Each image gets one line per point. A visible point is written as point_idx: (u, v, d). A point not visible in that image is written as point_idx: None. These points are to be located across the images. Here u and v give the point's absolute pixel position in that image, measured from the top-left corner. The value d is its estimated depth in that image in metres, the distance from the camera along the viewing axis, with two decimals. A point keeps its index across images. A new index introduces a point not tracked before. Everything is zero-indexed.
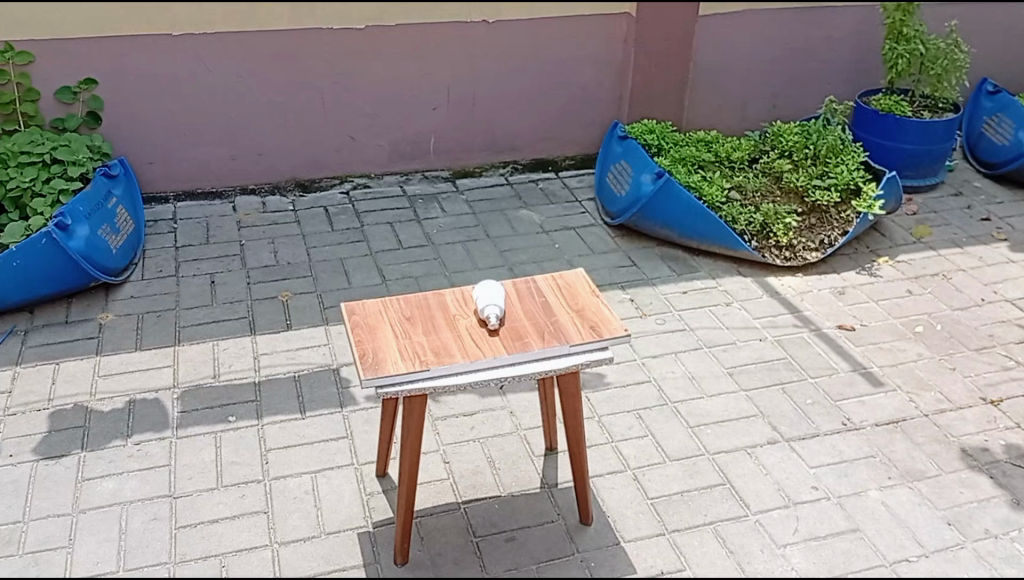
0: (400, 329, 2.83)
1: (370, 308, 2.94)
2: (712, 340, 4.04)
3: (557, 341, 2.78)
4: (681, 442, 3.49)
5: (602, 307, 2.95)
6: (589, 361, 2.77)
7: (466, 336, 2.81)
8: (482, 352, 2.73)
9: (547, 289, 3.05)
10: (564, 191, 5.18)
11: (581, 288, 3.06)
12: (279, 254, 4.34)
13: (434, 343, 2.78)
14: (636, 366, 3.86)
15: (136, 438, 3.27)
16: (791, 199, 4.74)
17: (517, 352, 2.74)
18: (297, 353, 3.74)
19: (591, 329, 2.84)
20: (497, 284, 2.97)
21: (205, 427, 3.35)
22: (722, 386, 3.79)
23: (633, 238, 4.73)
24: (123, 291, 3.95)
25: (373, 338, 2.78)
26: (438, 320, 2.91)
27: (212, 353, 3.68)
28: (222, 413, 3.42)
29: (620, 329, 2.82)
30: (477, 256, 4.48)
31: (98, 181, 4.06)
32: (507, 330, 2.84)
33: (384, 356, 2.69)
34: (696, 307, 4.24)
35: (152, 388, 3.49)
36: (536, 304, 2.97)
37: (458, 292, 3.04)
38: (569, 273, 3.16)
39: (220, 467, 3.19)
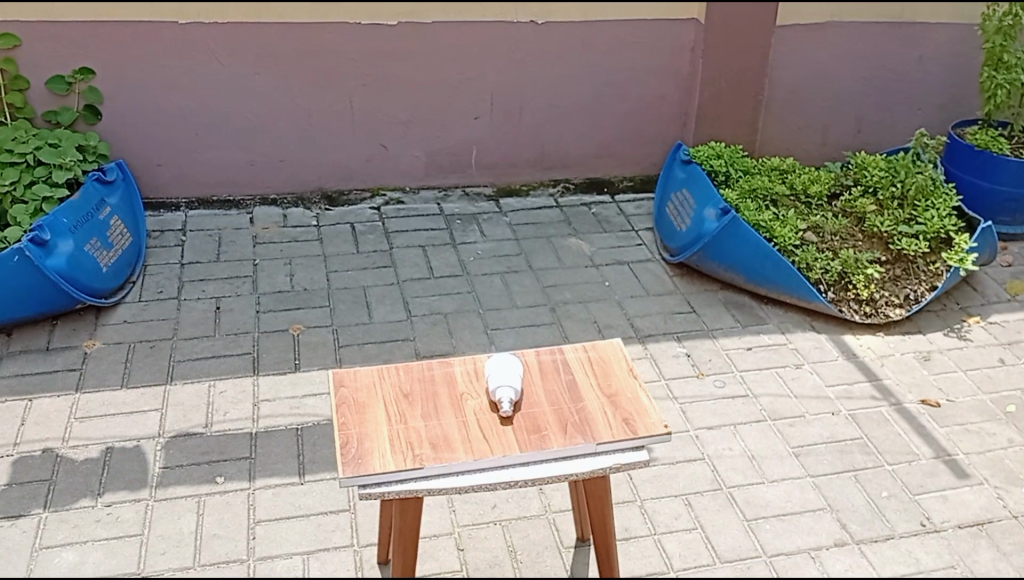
0: (394, 410, 2.30)
1: (362, 379, 2.40)
2: (778, 412, 3.51)
3: (581, 438, 2.22)
4: (734, 540, 2.96)
5: (639, 392, 2.37)
6: (620, 464, 2.21)
7: (473, 423, 2.26)
8: (489, 446, 2.19)
9: (575, 365, 2.48)
10: (620, 218, 4.66)
11: (617, 364, 2.48)
12: (296, 278, 3.94)
13: (434, 431, 2.24)
14: (687, 439, 3.35)
15: (108, 498, 2.87)
16: (875, 244, 4.16)
17: (532, 449, 2.19)
18: (302, 401, 3.29)
19: (622, 422, 2.27)
20: (514, 356, 2.41)
21: (187, 489, 2.92)
22: (786, 469, 3.25)
23: (693, 279, 4.22)
24: (117, 316, 3.63)
25: (360, 420, 2.25)
26: (442, 399, 2.36)
27: (206, 397, 3.28)
28: (209, 472, 2.98)
29: (660, 426, 2.25)
30: (515, 291, 4.01)
31: (88, 187, 3.79)
32: (523, 418, 2.28)
33: (370, 447, 2.17)
34: (760, 368, 3.72)
35: (133, 437, 3.09)
36: (561, 385, 2.40)
37: (470, 361, 2.49)
38: (603, 342, 2.58)
39: (198, 541, 2.76)
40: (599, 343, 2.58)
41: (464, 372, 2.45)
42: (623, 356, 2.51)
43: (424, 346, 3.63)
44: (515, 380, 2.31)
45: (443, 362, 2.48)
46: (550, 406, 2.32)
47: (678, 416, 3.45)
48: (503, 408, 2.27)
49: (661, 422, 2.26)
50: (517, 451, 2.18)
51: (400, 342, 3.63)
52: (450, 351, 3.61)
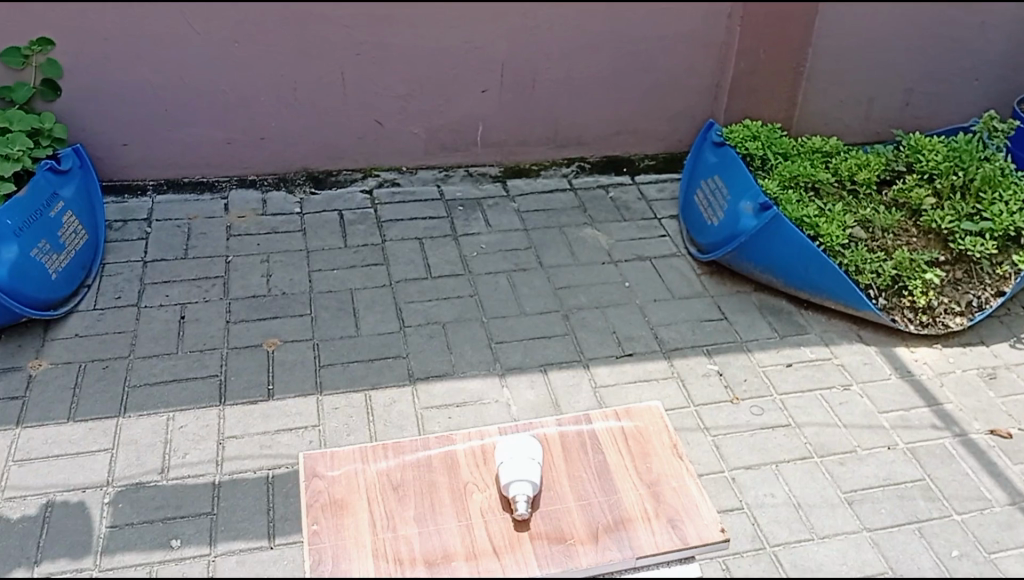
0: (380, 509, 1.95)
1: (342, 463, 2.05)
2: (825, 448, 3.05)
3: (615, 551, 1.86)
4: None
5: (684, 482, 2.01)
6: None
7: (480, 530, 1.91)
8: (499, 566, 1.84)
9: (606, 441, 2.09)
10: (640, 203, 4.18)
11: (657, 441, 2.09)
12: (272, 279, 3.64)
13: (429, 542, 1.88)
14: (724, 484, 2.90)
15: (45, 567, 2.67)
16: (931, 242, 3.65)
17: (555, 567, 1.84)
18: (275, 438, 3.06)
19: (665, 527, 1.91)
20: (532, 436, 2.02)
21: (136, 557, 2.72)
22: (839, 522, 2.80)
23: (724, 279, 3.74)
24: (68, 329, 3.40)
25: (336, 529, 1.91)
26: (443, 492, 1.99)
27: (164, 434, 3.08)
28: (163, 534, 2.78)
29: (717, 533, 1.91)
30: (523, 294, 3.57)
31: (41, 178, 3.42)
32: (543, 520, 1.93)
33: (348, 568, 1.83)
34: (803, 391, 3.25)
35: (76, 487, 2.91)
36: (589, 470, 2.02)
37: (475, 437, 2.11)
38: (639, 405, 2.19)
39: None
40: (633, 407, 2.18)
41: (465, 455, 2.07)
42: (664, 426, 2.12)
43: (420, 366, 3.25)
44: (533, 471, 1.93)
45: (440, 440, 2.11)
46: (576, 499, 1.96)
47: (712, 453, 3.00)
48: (519, 510, 1.89)
49: (718, 527, 1.91)
50: (536, 568, 1.84)
51: (392, 360, 3.27)
52: (448, 372, 3.22)
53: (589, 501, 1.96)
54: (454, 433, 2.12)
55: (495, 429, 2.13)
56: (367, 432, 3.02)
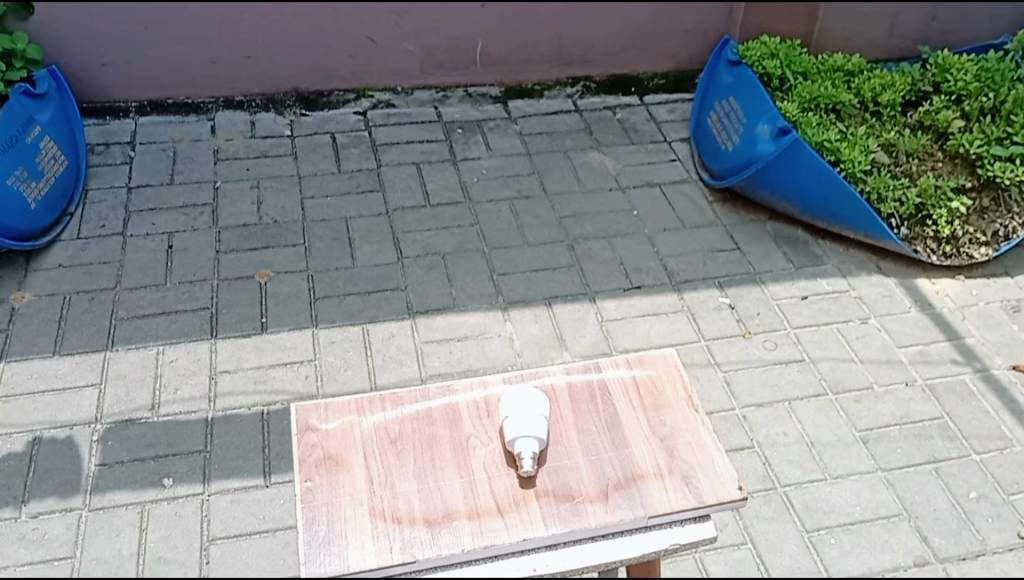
0: (377, 466, 1.84)
1: (336, 414, 1.93)
2: (840, 383, 2.92)
3: (627, 510, 1.77)
4: (794, 559, 2.44)
5: (699, 436, 1.91)
6: (679, 544, 1.77)
7: (483, 487, 1.81)
8: (504, 527, 1.74)
9: (617, 393, 1.99)
10: (649, 125, 3.99)
11: (671, 393, 2.00)
12: (264, 207, 3.49)
13: (430, 502, 1.78)
14: (735, 421, 2.78)
15: (33, 507, 2.60)
16: (958, 167, 3.48)
17: (562, 527, 1.74)
18: (267, 374, 2.94)
19: (680, 484, 1.81)
20: (538, 388, 1.92)
21: (126, 496, 2.64)
22: (853, 462, 2.69)
23: (737, 207, 3.58)
24: (51, 260, 3.25)
25: (331, 487, 1.80)
26: (443, 447, 1.89)
27: (153, 369, 2.97)
28: (154, 472, 2.70)
29: (735, 490, 1.80)
30: (526, 223, 3.41)
31: (15, 103, 3.25)
32: (549, 477, 1.83)
33: (344, 529, 1.73)
34: (818, 325, 3.11)
35: (64, 424, 2.81)
36: (599, 425, 1.93)
37: (478, 387, 2.01)
38: (652, 353, 2.10)
39: (140, 570, 2.45)
40: (645, 355, 2.09)
41: (468, 407, 1.97)
42: (678, 375, 2.04)
43: (418, 299, 3.11)
44: (540, 427, 1.85)
45: (441, 390, 2.00)
46: (585, 454, 1.87)
47: (723, 390, 2.87)
48: (524, 467, 1.80)
49: (736, 484, 1.80)
50: (542, 528, 1.74)
51: (389, 293, 3.13)
52: (448, 305, 3.08)
53: (598, 457, 1.87)
54: (455, 383, 2.01)
55: (499, 379, 2.03)
56: (364, 368, 2.90)
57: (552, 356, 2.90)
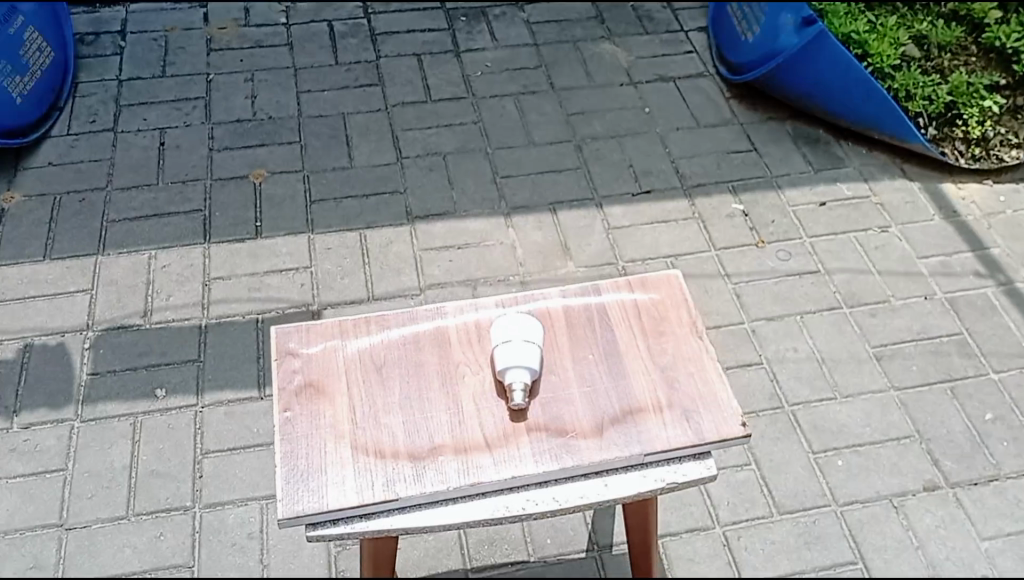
0: (361, 396, 1.77)
1: (319, 338, 1.86)
2: (856, 297, 2.80)
3: (621, 448, 1.69)
4: (797, 484, 2.40)
5: (702, 367, 1.81)
6: (676, 482, 1.69)
7: (471, 421, 1.73)
8: (492, 464, 1.67)
9: (617, 318, 1.89)
10: (665, 12, 3.76)
11: (675, 319, 1.89)
12: (258, 102, 3.34)
13: (414, 436, 1.72)
14: (744, 337, 2.69)
15: (26, 418, 2.57)
16: (993, 63, 3.27)
17: (552, 464, 1.67)
18: (262, 281, 2.85)
19: (679, 420, 1.72)
20: (531, 315, 1.82)
21: (120, 407, 2.60)
22: (865, 380, 2.60)
23: (755, 104, 3.39)
24: (40, 159, 3.13)
25: (311, 419, 1.74)
26: (431, 375, 1.81)
27: (146, 275, 2.89)
28: (146, 383, 2.66)
29: (738, 428, 1.71)
30: (532, 120, 3.25)
31: None
32: (541, 410, 1.75)
33: (323, 465, 1.68)
34: (836, 234, 2.97)
35: (55, 332, 2.75)
36: (596, 353, 1.83)
37: (470, 310, 1.91)
38: (657, 274, 1.98)
39: (134, 483, 2.46)
40: (650, 276, 1.97)
41: (457, 331, 1.88)
42: (684, 300, 1.92)
43: (417, 202, 3.00)
44: (532, 355, 1.75)
45: (431, 313, 1.91)
46: (581, 386, 1.78)
47: (732, 303, 2.77)
48: (514, 399, 1.72)
49: (739, 421, 1.71)
50: (531, 465, 1.67)
51: (388, 196, 3.01)
52: (449, 211, 2.97)
53: (594, 388, 1.78)
54: (446, 305, 1.92)
55: (492, 302, 1.93)
56: (361, 276, 2.81)
57: (556, 267, 2.81)
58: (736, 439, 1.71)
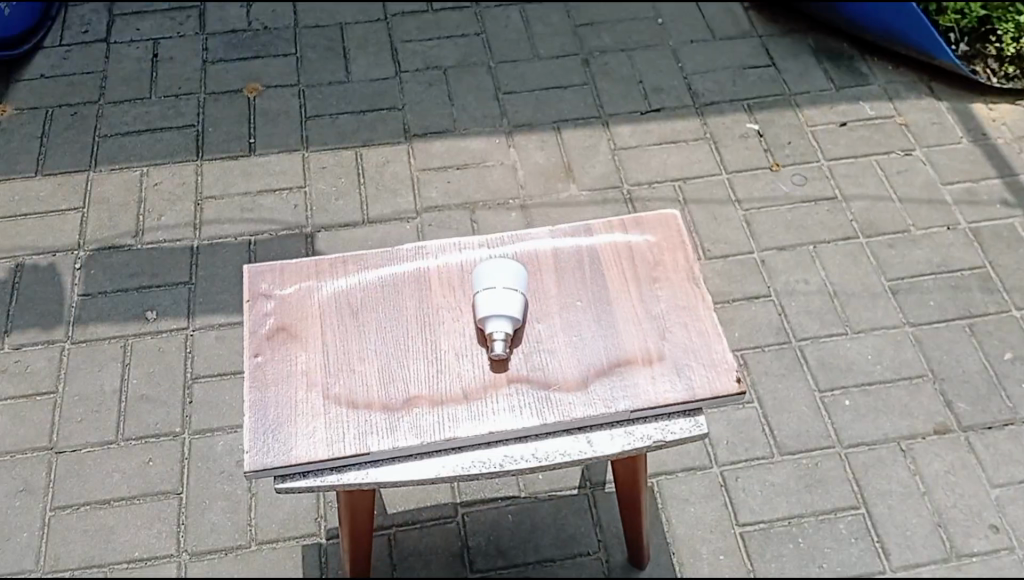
0: (335, 342, 1.71)
1: (294, 280, 1.79)
2: (873, 225, 2.67)
3: (606, 404, 1.61)
4: (800, 423, 2.32)
5: (697, 316, 1.71)
6: (664, 440, 1.61)
7: (449, 372, 1.66)
8: (469, 419, 1.60)
9: (609, 262, 1.79)
10: None
11: (670, 263, 1.79)
12: (254, 10, 3.24)
13: (390, 387, 1.65)
14: (752, 267, 2.59)
15: (17, 339, 2.52)
16: None
17: (532, 420, 1.60)
18: (256, 200, 2.76)
19: (669, 375, 1.64)
20: (517, 260, 1.72)
21: (110, 330, 2.55)
22: (878, 315, 2.49)
23: (776, 17, 3.23)
24: (33, 70, 3.04)
25: (283, 367, 1.68)
26: (410, 321, 1.73)
27: (138, 193, 2.80)
28: (137, 305, 2.60)
29: (731, 384, 1.62)
30: (538, 31, 3.16)
31: None
32: (524, 361, 1.67)
33: (294, 415, 1.62)
34: (856, 157, 2.83)
35: (46, 251, 2.68)
36: (585, 299, 1.74)
37: (453, 251, 1.82)
38: (655, 214, 1.87)
39: (124, 408, 2.42)
40: (646, 216, 1.86)
41: (439, 274, 1.80)
42: (681, 243, 1.82)
43: (416, 119, 2.92)
44: (515, 303, 1.66)
45: (412, 253, 1.82)
46: (567, 335, 1.70)
47: (742, 231, 2.67)
48: (495, 350, 1.64)
49: (733, 376, 1.62)
50: (510, 420, 1.60)
51: (386, 111, 2.93)
52: (448, 128, 2.89)
53: (581, 338, 1.70)
54: (428, 245, 1.83)
55: (477, 242, 1.84)
56: (356, 197, 2.73)
57: (558, 190, 2.74)
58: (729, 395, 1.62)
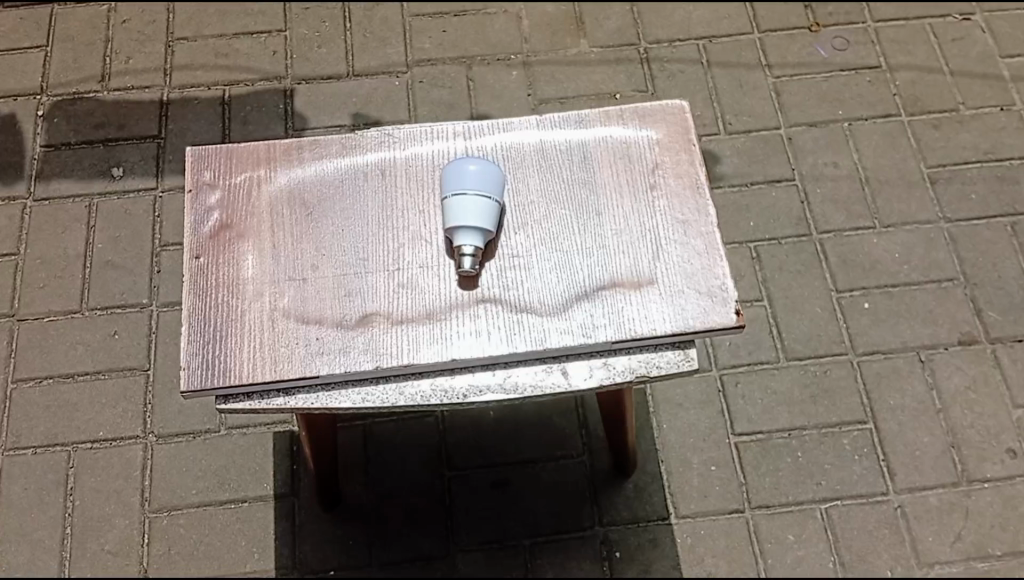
0: (285, 246, 1.52)
1: (242, 168, 1.57)
2: (919, 102, 2.38)
3: (586, 334, 1.42)
4: (814, 326, 2.13)
5: (697, 234, 1.50)
6: (649, 375, 1.42)
7: (412, 288, 1.48)
8: (430, 343, 1.42)
9: (602, 163, 1.56)
10: None
11: (673, 167, 1.56)
12: None
13: (344, 302, 1.47)
14: (778, 145, 2.34)
15: None
16: None
17: (501, 348, 1.42)
18: (233, 45, 2.53)
19: (660, 303, 1.44)
20: (494, 163, 1.50)
21: (74, 187, 2.34)
22: (912, 208, 2.25)
23: None
24: None
25: (227, 271, 1.49)
26: (371, 224, 1.53)
27: (105, 32, 2.55)
28: (103, 160, 2.38)
29: (730, 317, 1.42)
30: None
31: None
32: (496, 277, 1.48)
33: (236, 328, 1.45)
34: (909, 18, 2.52)
35: (5, 96, 2.46)
36: (571, 208, 1.53)
37: (425, 139, 1.59)
38: (660, 103, 1.62)
39: (88, 274, 2.24)
40: (649, 107, 1.61)
41: (408, 166, 1.57)
42: (688, 141, 1.57)
43: None
44: (489, 215, 1.45)
45: (378, 141, 1.60)
46: (549, 250, 1.50)
47: (770, 103, 2.40)
48: (463, 266, 1.45)
49: (732, 308, 1.42)
50: (477, 346, 1.42)
51: None
52: None
53: (563, 254, 1.50)
54: (397, 131, 1.60)
55: (453, 130, 1.60)
56: (342, 45, 2.51)
57: (567, 45, 2.51)
58: (727, 328, 1.42)
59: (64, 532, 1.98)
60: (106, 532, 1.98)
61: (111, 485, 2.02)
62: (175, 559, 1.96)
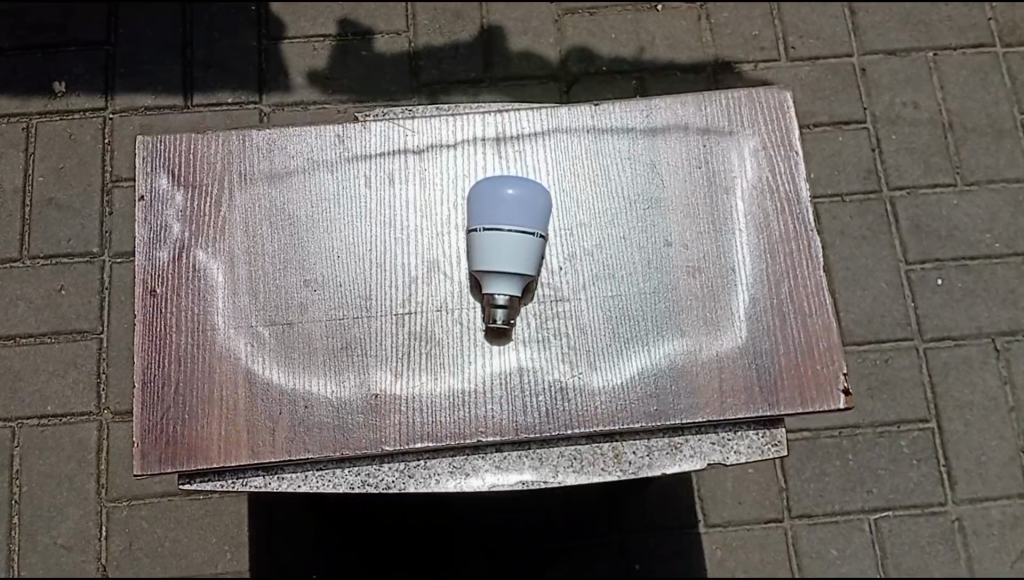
0: (266, 275, 1.19)
1: (211, 166, 1.23)
2: (1017, 28, 2.01)
3: (649, 412, 1.13)
4: (878, 304, 1.84)
5: (795, 275, 1.18)
6: (724, 460, 1.15)
7: (427, 337, 1.17)
8: (449, 415, 1.14)
9: (676, 173, 1.23)
10: None
11: (764, 183, 1.22)
12: None
13: (340, 353, 1.16)
14: (848, 77, 1.97)
15: None
16: None
17: (540, 426, 1.13)
18: None
19: (744, 371, 1.15)
20: (538, 184, 1.15)
21: (6, 103, 1.95)
22: (1000, 162, 1.92)
23: None
24: None
25: (191, 307, 1.18)
26: (375, 244, 1.20)
27: None
28: (39, 67, 1.97)
29: (835, 398, 1.13)
30: None
31: None
32: (537, 326, 1.17)
33: (203, 386, 1.15)
34: None
35: None
36: (637, 233, 1.20)
37: (446, 131, 1.25)
38: (751, 92, 1.27)
39: (28, 214, 1.89)
40: (738, 99, 1.26)
41: (423, 169, 1.23)
42: (787, 149, 1.24)
43: None
44: (532, 257, 1.12)
45: (385, 130, 1.25)
46: (604, 291, 1.18)
47: (842, 22, 2.01)
48: (495, 320, 1.14)
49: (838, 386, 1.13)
50: (508, 422, 1.13)
51: None
52: None
53: (623, 296, 1.18)
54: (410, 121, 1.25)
55: (484, 118, 1.25)
56: None
57: None
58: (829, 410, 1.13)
59: (11, 522, 1.76)
60: (59, 523, 1.76)
61: (62, 471, 1.78)
62: (137, 557, 1.76)
